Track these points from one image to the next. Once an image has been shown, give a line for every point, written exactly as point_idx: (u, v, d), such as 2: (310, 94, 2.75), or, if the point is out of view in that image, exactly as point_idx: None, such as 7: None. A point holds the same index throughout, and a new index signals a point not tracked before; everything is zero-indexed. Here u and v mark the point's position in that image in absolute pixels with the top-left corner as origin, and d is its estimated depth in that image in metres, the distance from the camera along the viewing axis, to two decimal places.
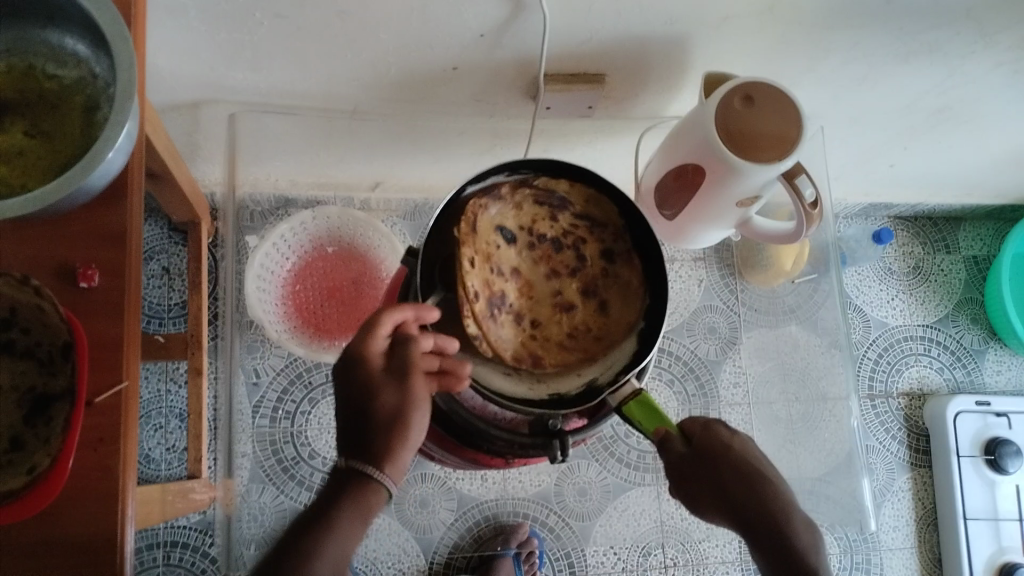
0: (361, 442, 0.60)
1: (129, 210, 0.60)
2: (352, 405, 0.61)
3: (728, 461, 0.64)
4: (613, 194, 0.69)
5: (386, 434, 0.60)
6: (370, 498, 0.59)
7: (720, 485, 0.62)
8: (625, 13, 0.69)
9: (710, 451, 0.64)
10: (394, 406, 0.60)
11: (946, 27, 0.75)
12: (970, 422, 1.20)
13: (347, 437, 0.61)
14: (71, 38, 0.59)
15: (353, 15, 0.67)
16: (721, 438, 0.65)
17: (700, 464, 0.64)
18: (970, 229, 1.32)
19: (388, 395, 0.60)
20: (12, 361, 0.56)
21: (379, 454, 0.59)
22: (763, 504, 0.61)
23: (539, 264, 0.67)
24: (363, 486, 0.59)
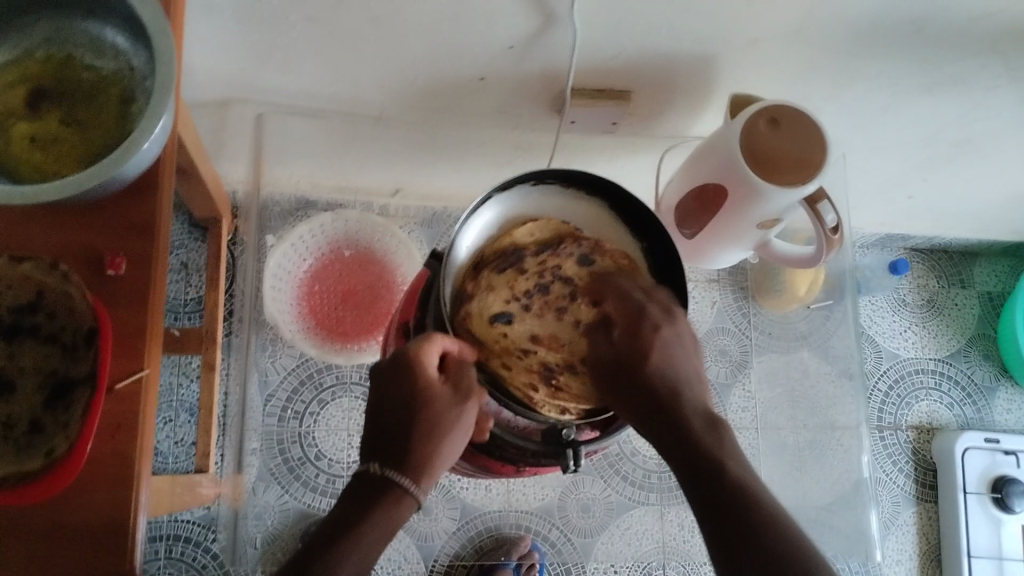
0: (398, 448, 0.58)
1: (158, 201, 0.61)
2: (397, 411, 0.58)
3: (647, 365, 0.58)
4: (636, 210, 0.69)
5: (426, 446, 0.57)
6: (400, 512, 0.57)
7: (629, 398, 0.59)
8: (655, 32, 0.70)
9: (629, 357, 0.59)
10: (450, 420, 0.58)
11: (973, 60, 0.76)
12: (978, 459, 1.19)
13: (380, 442, 0.58)
14: (110, 30, 0.60)
15: (387, 21, 0.68)
16: (646, 337, 0.59)
17: (616, 374, 0.60)
18: (985, 265, 1.32)
19: (438, 407, 0.58)
20: (37, 344, 0.56)
21: (418, 466, 0.57)
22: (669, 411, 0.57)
23: (560, 286, 0.65)
24: (395, 497, 0.56)
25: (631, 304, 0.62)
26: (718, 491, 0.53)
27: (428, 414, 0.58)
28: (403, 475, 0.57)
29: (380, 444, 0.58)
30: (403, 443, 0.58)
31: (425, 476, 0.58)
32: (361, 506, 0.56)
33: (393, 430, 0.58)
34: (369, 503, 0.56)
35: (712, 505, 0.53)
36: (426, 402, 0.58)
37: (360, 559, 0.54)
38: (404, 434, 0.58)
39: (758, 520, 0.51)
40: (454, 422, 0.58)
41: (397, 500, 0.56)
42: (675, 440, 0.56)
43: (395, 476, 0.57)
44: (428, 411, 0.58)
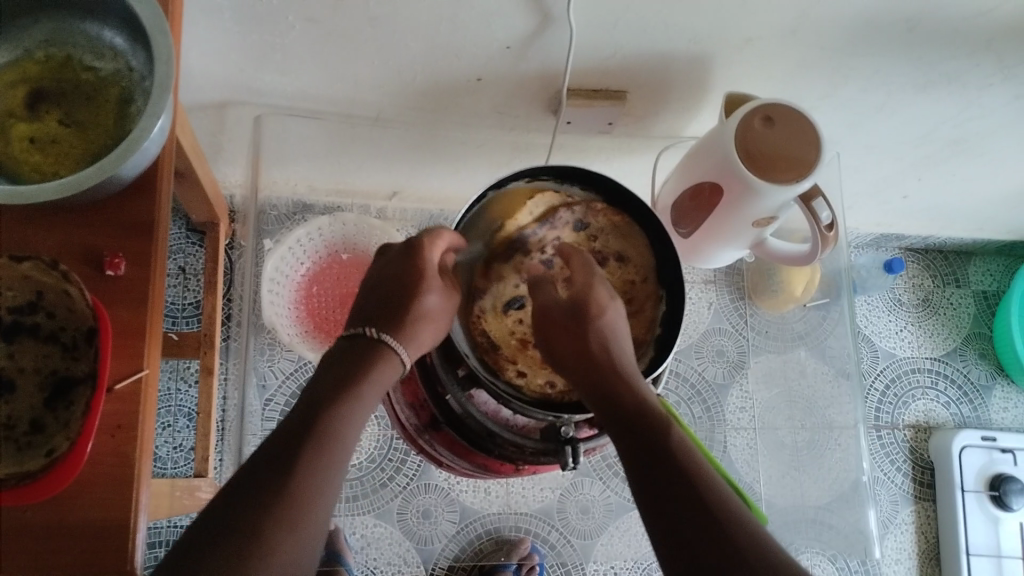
0: (393, 318, 0.64)
1: (158, 203, 0.61)
2: (396, 289, 0.65)
3: (596, 328, 0.63)
4: (621, 196, 0.69)
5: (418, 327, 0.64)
6: (388, 373, 0.62)
7: (575, 350, 0.62)
8: (651, 30, 0.70)
9: (583, 313, 0.63)
10: (434, 308, 0.64)
11: (967, 58, 0.76)
12: (975, 457, 1.20)
13: (378, 320, 0.64)
14: (109, 31, 0.60)
15: (383, 22, 0.69)
16: (597, 301, 0.64)
17: (570, 325, 0.63)
18: (980, 265, 1.33)
19: (432, 295, 0.64)
20: (35, 344, 0.56)
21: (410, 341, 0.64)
22: (636, 414, 0.59)
23: (589, 261, 0.70)
24: (385, 361, 0.63)
25: (592, 274, 0.66)
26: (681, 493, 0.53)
27: (421, 300, 0.64)
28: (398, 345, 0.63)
29: (377, 317, 0.65)
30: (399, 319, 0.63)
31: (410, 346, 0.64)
32: (358, 361, 0.62)
33: (388, 305, 0.65)
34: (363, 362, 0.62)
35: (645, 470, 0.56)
36: (423, 291, 0.64)
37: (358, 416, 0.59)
38: (399, 307, 0.64)
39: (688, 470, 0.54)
40: (447, 311, 0.65)
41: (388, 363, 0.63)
42: (646, 446, 0.57)
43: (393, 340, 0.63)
44: (422, 294, 0.64)
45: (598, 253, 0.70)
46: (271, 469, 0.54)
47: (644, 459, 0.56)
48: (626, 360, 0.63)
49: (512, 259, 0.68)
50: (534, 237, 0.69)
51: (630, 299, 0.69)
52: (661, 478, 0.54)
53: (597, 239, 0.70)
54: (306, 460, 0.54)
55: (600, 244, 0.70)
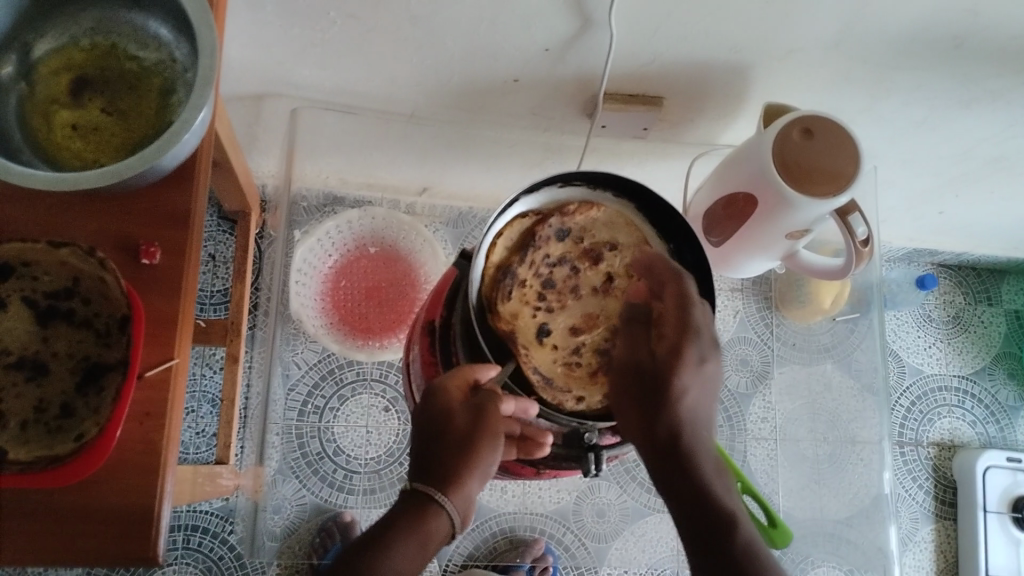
0: (432, 466, 0.59)
1: (195, 194, 0.62)
2: (425, 433, 0.61)
3: (670, 409, 0.59)
4: (629, 190, 0.69)
5: (454, 456, 0.59)
6: (436, 520, 0.58)
7: (646, 410, 0.61)
8: (692, 37, 0.70)
9: (659, 376, 0.60)
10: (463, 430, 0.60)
11: (1014, 76, 0.75)
12: (1001, 478, 1.18)
13: (417, 464, 0.60)
14: (154, 22, 0.61)
15: (425, 20, 0.69)
16: (686, 366, 0.59)
17: (647, 388, 0.61)
18: (1014, 283, 1.31)
19: (458, 420, 0.60)
20: (70, 329, 0.57)
21: (452, 479, 0.58)
22: (687, 467, 0.59)
23: (586, 260, 0.67)
24: (428, 516, 0.58)
25: (686, 322, 0.60)
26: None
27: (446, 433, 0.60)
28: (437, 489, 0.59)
29: (416, 467, 0.61)
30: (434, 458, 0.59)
31: (455, 492, 0.58)
32: (399, 521, 0.58)
33: (423, 452, 0.60)
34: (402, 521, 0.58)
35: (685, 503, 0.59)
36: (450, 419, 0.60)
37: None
38: (431, 450, 0.60)
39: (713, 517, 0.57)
40: (481, 432, 0.60)
41: (428, 518, 0.58)
42: (693, 508, 0.58)
43: (431, 495, 0.58)
44: (449, 428, 0.60)
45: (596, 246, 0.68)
46: None
47: (688, 511, 0.58)
48: (697, 436, 0.61)
49: (516, 295, 0.66)
50: (524, 266, 0.66)
51: (639, 279, 0.67)
52: (701, 533, 0.57)
53: (586, 235, 0.68)
54: None
55: (590, 239, 0.68)
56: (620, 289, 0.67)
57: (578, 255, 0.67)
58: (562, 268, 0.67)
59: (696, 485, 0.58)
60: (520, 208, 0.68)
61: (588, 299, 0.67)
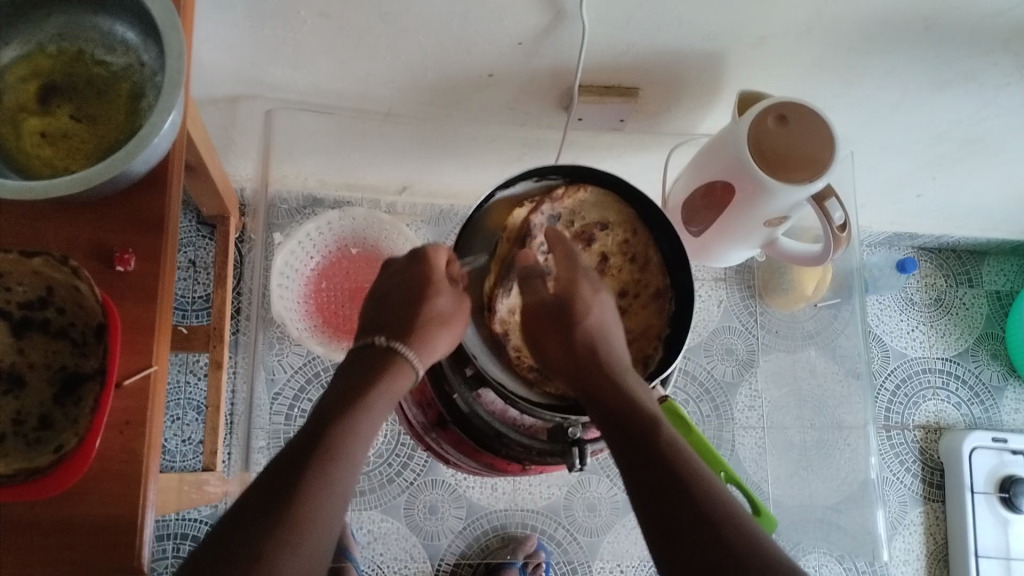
0: (404, 325, 0.64)
1: (169, 198, 0.61)
2: (401, 295, 0.65)
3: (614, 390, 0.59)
4: (614, 180, 0.69)
5: (423, 323, 0.63)
6: (401, 379, 0.62)
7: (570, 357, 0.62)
8: (664, 27, 0.70)
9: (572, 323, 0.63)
10: (445, 309, 0.64)
11: (984, 57, 0.75)
12: (986, 459, 1.19)
13: (387, 325, 0.65)
14: (121, 25, 0.60)
15: (396, 18, 0.68)
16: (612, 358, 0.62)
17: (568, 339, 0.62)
18: (994, 264, 1.32)
19: (442, 297, 0.64)
20: (46, 339, 0.57)
21: (421, 343, 0.63)
22: (616, 401, 0.58)
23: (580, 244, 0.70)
24: (400, 367, 0.62)
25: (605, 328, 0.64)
26: (676, 491, 0.51)
27: (431, 303, 0.64)
28: (409, 348, 0.63)
29: (385, 326, 0.65)
30: (408, 320, 0.64)
31: (425, 351, 0.63)
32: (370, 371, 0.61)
33: (398, 314, 0.64)
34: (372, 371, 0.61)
35: (625, 440, 0.56)
36: (431, 293, 0.64)
37: (367, 424, 0.58)
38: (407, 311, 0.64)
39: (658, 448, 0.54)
40: (460, 312, 0.64)
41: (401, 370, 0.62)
42: (628, 441, 0.56)
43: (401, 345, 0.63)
44: (431, 296, 0.64)
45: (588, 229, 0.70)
46: (271, 489, 0.51)
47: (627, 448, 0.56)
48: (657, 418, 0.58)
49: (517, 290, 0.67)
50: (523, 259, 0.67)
51: (632, 256, 0.70)
52: (641, 462, 0.54)
53: (576, 218, 0.69)
54: (314, 475, 0.52)
55: (580, 222, 0.70)
56: (615, 268, 0.70)
57: (570, 239, 0.69)
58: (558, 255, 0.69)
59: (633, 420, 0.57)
60: (503, 201, 0.68)
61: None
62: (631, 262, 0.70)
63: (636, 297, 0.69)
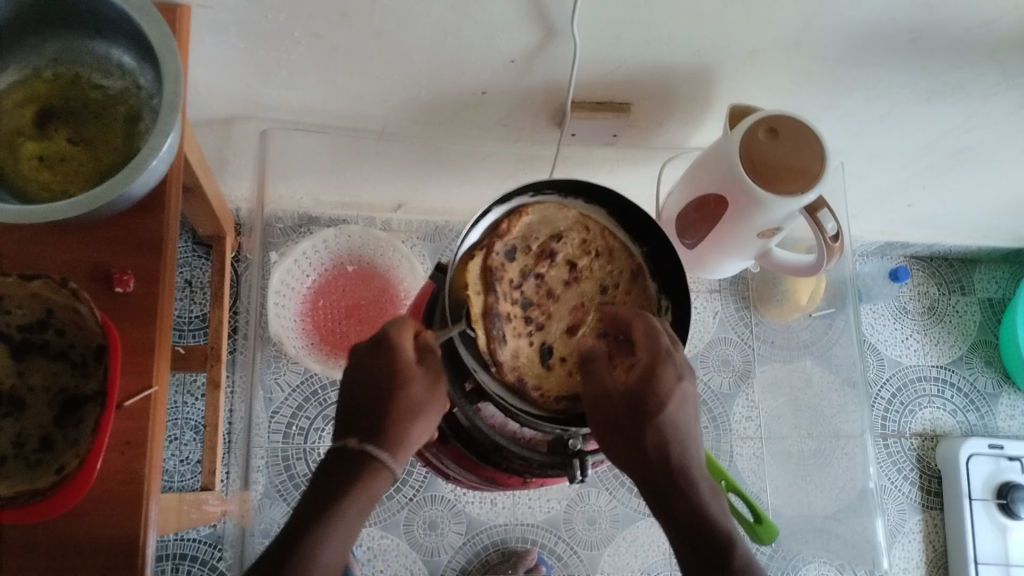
0: (374, 423, 0.58)
1: (166, 219, 0.62)
2: (370, 389, 0.59)
3: (655, 426, 0.57)
4: (587, 190, 0.68)
5: (399, 420, 0.59)
6: (378, 485, 0.58)
7: (629, 432, 0.58)
8: (655, 43, 0.71)
9: (643, 401, 0.58)
10: (419, 400, 0.59)
11: (970, 68, 0.77)
12: (983, 465, 1.19)
13: (355, 418, 0.59)
14: (117, 50, 0.61)
15: (390, 37, 0.69)
16: (664, 385, 0.58)
17: (629, 415, 0.58)
18: (985, 272, 1.33)
19: (415, 386, 0.59)
20: (46, 361, 0.57)
21: (393, 441, 0.58)
22: (678, 481, 0.57)
23: (553, 256, 0.66)
24: (374, 472, 0.57)
25: (657, 345, 0.59)
26: None
27: (404, 392, 0.59)
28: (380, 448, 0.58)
29: (353, 423, 0.59)
30: (379, 418, 0.58)
31: (401, 453, 0.59)
32: (337, 483, 0.57)
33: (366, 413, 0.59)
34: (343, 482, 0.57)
35: (685, 526, 0.56)
36: (405, 380, 0.59)
37: (343, 538, 0.55)
38: (380, 410, 0.58)
39: (721, 537, 0.54)
40: (433, 402, 0.60)
41: (376, 473, 0.57)
42: (688, 531, 0.55)
43: (373, 449, 0.58)
44: (406, 390, 0.59)
45: (550, 240, 0.66)
46: None
47: (686, 537, 0.55)
48: (690, 456, 0.59)
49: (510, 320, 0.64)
50: (506, 287, 0.64)
51: (597, 251, 0.67)
52: (701, 555, 0.54)
53: (530, 241, 0.66)
54: None
55: (536, 240, 0.66)
56: (587, 268, 0.67)
57: (535, 261, 0.66)
58: (537, 273, 0.66)
59: (694, 505, 0.56)
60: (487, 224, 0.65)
61: (566, 298, 0.67)
62: (598, 257, 0.67)
63: (617, 287, 0.67)
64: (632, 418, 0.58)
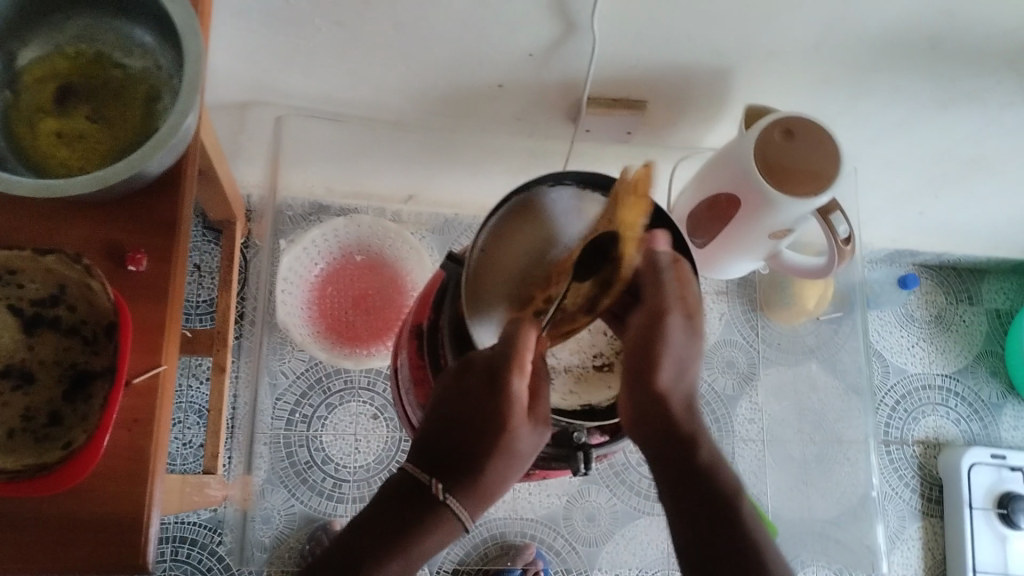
0: (465, 469, 0.58)
1: (181, 200, 0.62)
2: (472, 428, 0.57)
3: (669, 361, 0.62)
4: (608, 183, 0.66)
5: (490, 470, 0.58)
6: (448, 532, 0.58)
7: (648, 364, 0.61)
8: (674, 42, 0.71)
9: (656, 340, 0.62)
10: (521, 453, 0.58)
11: (989, 76, 0.76)
12: (986, 475, 1.19)
13: (444, 455, 0.58)
14: (139, 29, 0.61)
15: (409, 27, 0.69)
16: (671, 330, 0.62)
17: (648, 343, 0.62)
18: (994, 283, 1.33)
19: (524, 437, 0.58)
20: (57, 336, 0.57)
21: (480, 495, 0.58)
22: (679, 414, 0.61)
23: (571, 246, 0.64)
24: (450, 522, 0.58)
25: (665, 297, 0.63)
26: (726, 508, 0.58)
27: (508, 447, 0.57)
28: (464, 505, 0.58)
29: (441, 456, 0.58)
30: (471, 464, 0.57)
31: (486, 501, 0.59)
32: (410, 519, 0.58)
33: (471, 457, 0.57)
34: (416, 528, 0.57)
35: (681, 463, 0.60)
36: (512, 430, 0.57)
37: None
38: (477, 459, 0.57)
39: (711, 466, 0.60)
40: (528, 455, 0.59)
41: (453, 526, 0.58)
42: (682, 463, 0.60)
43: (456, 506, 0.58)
44: (513, 441, 0.57)
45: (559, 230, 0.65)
46: None
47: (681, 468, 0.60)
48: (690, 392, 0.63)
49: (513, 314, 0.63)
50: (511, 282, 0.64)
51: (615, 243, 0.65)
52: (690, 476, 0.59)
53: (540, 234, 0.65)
54: None
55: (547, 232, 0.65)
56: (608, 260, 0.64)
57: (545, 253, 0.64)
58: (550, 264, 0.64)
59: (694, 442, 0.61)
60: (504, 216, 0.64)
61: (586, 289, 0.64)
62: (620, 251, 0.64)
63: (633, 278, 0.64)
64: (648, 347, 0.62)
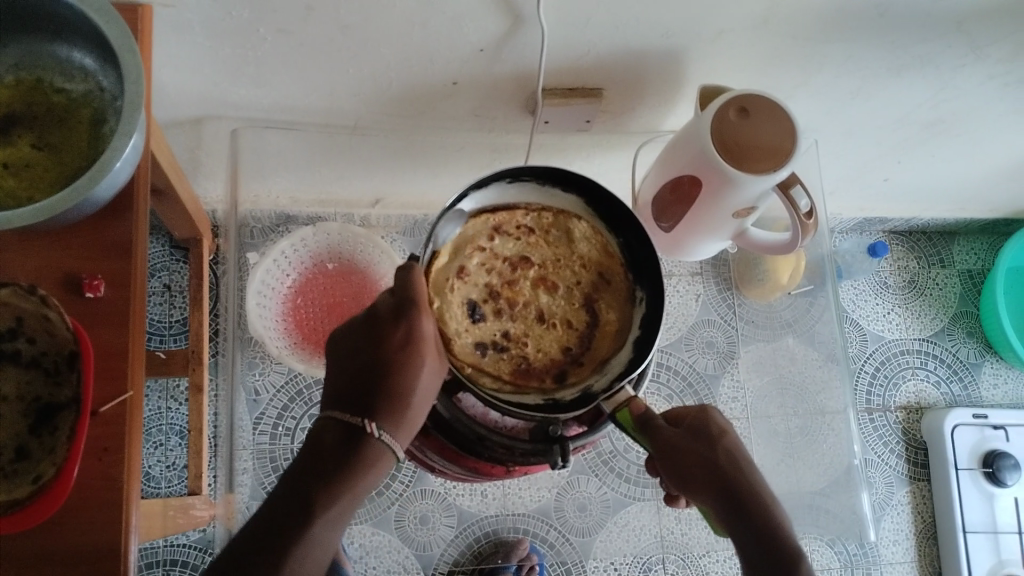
0: (381, 399, 0.59)
1: (135, 222, 0.61)
2: (378, 365, 0.59)
3: (721, 446, 0.62)
4: (557, 174, 0.67)
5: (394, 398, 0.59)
6: (377, 466, 0.58)
7: (701, 457, 0.61)
8: (623, 27, 0.71)
9: (705, 434, 0.62)
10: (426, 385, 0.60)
11: (937, 40, 0.77)
12: (969, 435, 1.21)
13: (359, 391, 0.60)
14: (78, 52, 0.60)
15: (356, 30, 0.69)
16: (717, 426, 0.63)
17: (697, 442, 0.62)
18: (965, 244, 1.34)
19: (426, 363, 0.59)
20: (18, 370, 0.56)
21: (400, 422, 0.59)
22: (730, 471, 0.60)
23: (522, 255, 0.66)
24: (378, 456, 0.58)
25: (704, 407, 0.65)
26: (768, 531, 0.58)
27: (410, 374, 0.59)
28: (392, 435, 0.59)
29: (354, 393, 0.60)
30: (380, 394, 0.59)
31: (404, 430, 0.60)
32: (337, 463, 0.57)
33: (376, 388, 0.59)
34: (342, 468, 0.57)
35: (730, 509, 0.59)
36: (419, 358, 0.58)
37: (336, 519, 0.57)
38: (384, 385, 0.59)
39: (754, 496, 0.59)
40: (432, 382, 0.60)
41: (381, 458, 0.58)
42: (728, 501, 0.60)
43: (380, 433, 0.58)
44: (417, 368, 0.59)
45: (524, 231, 0.67)
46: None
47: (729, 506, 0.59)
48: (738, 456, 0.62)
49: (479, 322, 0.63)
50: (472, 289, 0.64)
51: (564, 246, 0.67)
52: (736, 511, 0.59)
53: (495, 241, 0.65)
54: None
55: (512, 230, 0.66)
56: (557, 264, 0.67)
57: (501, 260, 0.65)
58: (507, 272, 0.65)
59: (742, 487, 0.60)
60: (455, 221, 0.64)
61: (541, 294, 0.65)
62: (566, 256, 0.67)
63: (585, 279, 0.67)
64: (702, 448, 0.61)
